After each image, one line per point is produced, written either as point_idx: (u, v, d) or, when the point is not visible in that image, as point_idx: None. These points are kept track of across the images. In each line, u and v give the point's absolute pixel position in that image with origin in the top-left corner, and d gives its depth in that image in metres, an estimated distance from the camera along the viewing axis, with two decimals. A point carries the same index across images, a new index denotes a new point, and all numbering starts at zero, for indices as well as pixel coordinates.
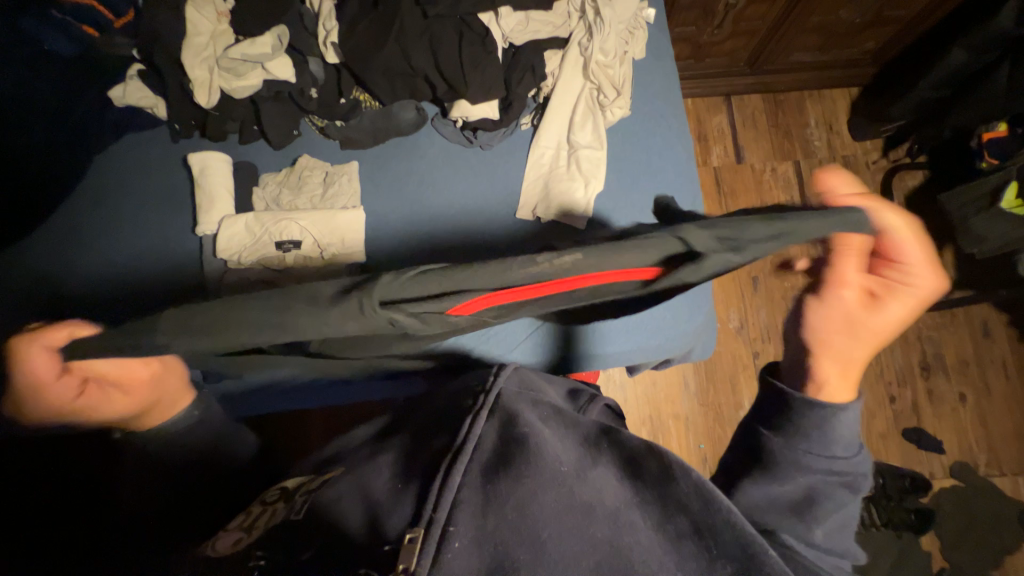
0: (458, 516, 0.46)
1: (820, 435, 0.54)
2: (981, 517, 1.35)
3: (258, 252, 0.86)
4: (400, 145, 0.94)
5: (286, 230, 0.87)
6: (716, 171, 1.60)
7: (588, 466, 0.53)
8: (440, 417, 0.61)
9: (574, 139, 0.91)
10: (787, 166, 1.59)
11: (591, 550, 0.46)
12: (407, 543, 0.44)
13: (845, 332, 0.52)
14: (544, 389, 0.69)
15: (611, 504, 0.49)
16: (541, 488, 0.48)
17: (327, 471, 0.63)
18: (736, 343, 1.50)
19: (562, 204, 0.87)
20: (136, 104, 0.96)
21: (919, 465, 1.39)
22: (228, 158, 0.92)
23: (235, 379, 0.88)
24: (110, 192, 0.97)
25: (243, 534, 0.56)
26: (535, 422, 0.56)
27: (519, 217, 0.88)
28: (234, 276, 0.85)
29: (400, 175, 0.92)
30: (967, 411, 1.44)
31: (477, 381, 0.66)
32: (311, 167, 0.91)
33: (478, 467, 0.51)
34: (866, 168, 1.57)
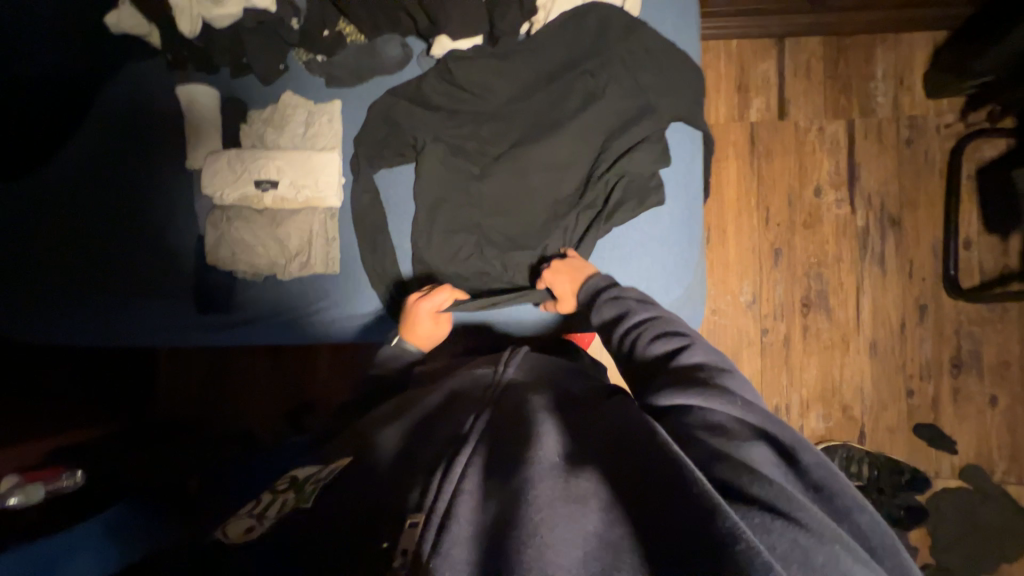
0: (459, 506, 0.48)
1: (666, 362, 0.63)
2: (985, 523, 1.27)
3: (239, 189, 0.87)
4: (381, 87, 0.90)
5: (254, 161, 0.86)
6: (753, 127, 1.43)
7: (588, 457, 0.52)
8: (443, 411, 0.65)
9: (557, 85, 0.85)
10: (837, 126, 1.40)
11: (580, 542, 0.44)
12: (408, 527, 0.48)
13: (567, 271, 0.82)
14: (559, 369, 0.72)
15: (606, 495, 0.48)
16: (538, 478, 0.49)
17: (337, 460, 0.65)
18: (745, 318, 1.41)
19: (542, 160, 0.86)
20: (130, 32, 0.94)
21: (925, 463, 1.32)
22: (216, 93, 0.91)
23: (231, 311, 0.95)
24: (116, 122, 1.01)
25: (256, 521, 0.59)
26: (540, 410, 0.59)
27: (488, 172, 0.87)
28: (219, 212, 0.88)
29: (383, 117, 0.87)
30: (996, 415, 1.31)
31: (489, 368, 0.71)
32: (293, 105, 0.90)
33: (484, 451, 0.54)
34: (934, 133, 1.36)
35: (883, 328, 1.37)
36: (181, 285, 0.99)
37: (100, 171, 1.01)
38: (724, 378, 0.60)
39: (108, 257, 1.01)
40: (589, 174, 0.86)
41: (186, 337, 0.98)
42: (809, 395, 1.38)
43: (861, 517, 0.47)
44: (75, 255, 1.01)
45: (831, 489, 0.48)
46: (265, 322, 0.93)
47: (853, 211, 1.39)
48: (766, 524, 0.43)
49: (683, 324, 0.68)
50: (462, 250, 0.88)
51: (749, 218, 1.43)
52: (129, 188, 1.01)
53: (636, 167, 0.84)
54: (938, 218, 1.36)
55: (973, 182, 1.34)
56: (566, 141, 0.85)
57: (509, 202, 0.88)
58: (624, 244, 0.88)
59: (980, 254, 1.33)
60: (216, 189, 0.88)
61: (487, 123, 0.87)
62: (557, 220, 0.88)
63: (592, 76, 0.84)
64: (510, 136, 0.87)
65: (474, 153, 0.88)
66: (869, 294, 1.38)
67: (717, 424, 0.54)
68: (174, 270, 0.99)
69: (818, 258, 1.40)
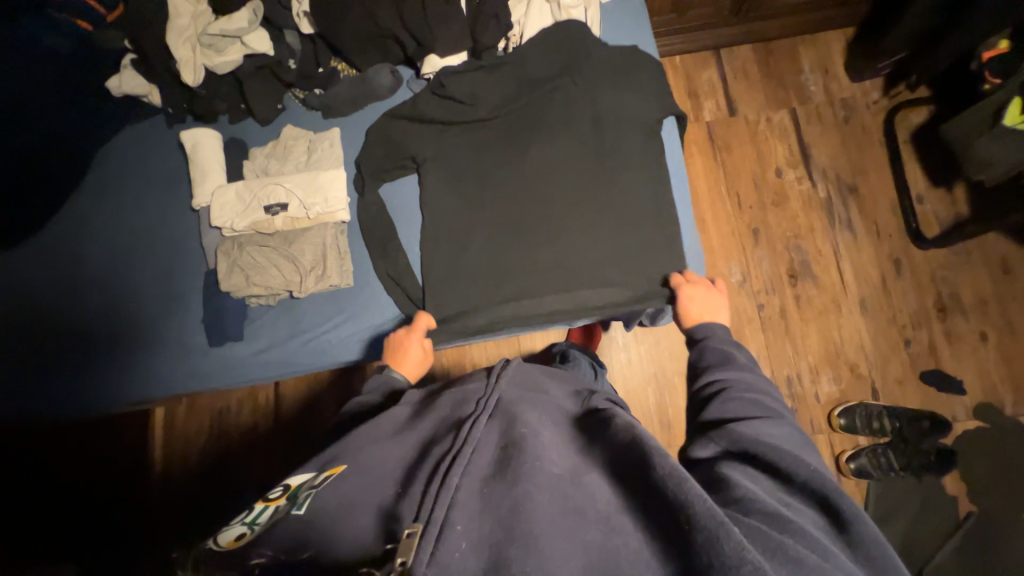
0: (455, 516, 0.51)
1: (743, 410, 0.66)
2: (1011, 458, 1.29)
3: (249, 217, 0.90)
4: (376, 110, 0.98)
5: (260, 188, 0.90)
6: (709, 125, 1.58)
7: (581, 476, 0.58)
8: (434, 427, 0.67)
9: (539, 87, 0.95)
10: (782, 115, 1.56)
11: (581, 554, 0.51)
12: (406, 539, 0.49)
13: (706, 308, 0.85)
14: (543, 383, 0.78)
15: (601, 511, 0.54)
16: (537, 493, 0.53)
17: (330, 465, 0.64)
18: (741, 297, 1.47)
19: (535, 153, 0.93)
20: (131, 92, 1.00)
21: (940, 408, 1.35)
22: (219, 135, 0.97)
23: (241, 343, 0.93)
24: (123, 179, 1.07)
25: (248, 528, 0.59)
26: (532, 424, 0.63)
27: (487, 170, 0.93)
28: (232, 242, 0.91)
29: (383, 136, 0.93)
30: (990, 351, 1.38)
31: (475, 384, 0.73)
32: (295, 137, 0.96)
33: (479, 467, 0.57)
34: (865, 110, 1.54)
35: (867, 286, 1.45)
36: (188, 328, 0.98)
37: (111, 230, 1.05)
38: (794, 447, 0.61)
39: (115, 310, 1.01)
40: (581, 160, 0.93)
41: (196, 381, 0.96)
42: (816, 360, 1.42)
43: (861, 526, 0.51)
44: (83, 313, 1.01)
45: (827, 494, 0.53)
46: (281, 348, 0.92)
47: (813, 185, 1.51)
48: (766, 538, 0.48)
49: (776, 399, 0.69)
50: (468, 244, 0.92)
51: (723, 204, 1.53)
52: (138, 241, 1.04)
53: (618, 149, 0.93)
54: (889, 180, 1.49)
55: (911, 145, 1.49)
56: (554, 134, 0.93)
57: (511, 195, 0.93)
58: (629, 218, 0.92)
59: (933, 206, 1.46)
60: (225, 221, 0.91)
61: (481, 128, 0.95)
62: (560, 206, 0.92)
63: (568, 78, 0.94)
64: (504, 138, 0.94)
65: (473, 156, 0.94)
66: (846, 257, 1.47)
67: (752, 470, 0.58)
68: (181, 314, 0.99)
69: (793, 232, 1.50)
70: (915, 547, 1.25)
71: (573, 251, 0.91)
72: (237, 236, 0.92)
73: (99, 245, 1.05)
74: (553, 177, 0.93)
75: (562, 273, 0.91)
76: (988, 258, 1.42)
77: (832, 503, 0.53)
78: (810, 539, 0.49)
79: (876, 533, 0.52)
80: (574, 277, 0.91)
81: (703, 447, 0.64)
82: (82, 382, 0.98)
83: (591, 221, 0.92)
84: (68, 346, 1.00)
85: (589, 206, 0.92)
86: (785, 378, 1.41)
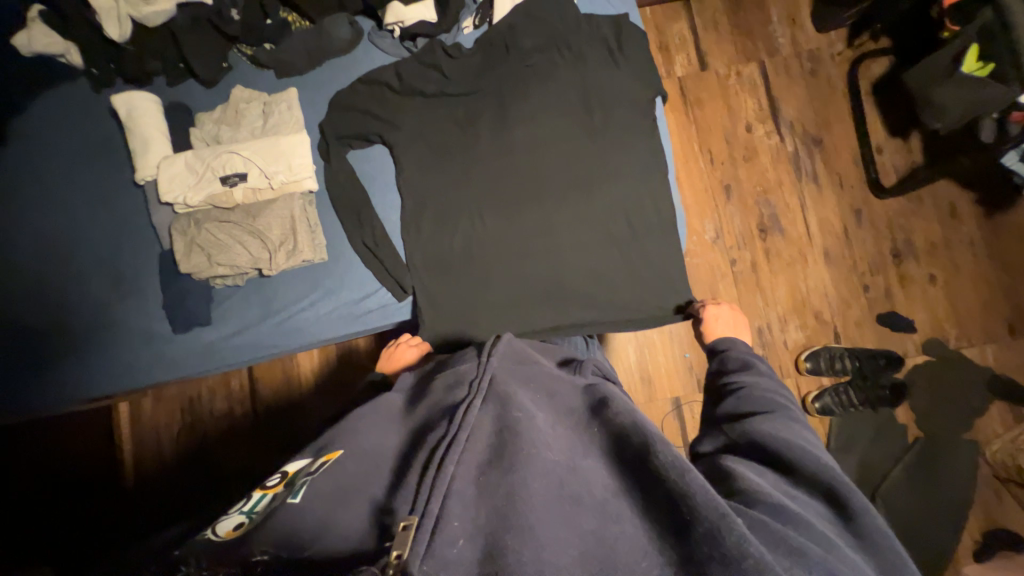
0: (450, 506, 0.52)
1: (760, 406, 0.69)
2: (952, 387, 1.42)
3: (204, 191, 0.82)
4: (338, 68, 0.89)
5: (212, 158, 0.82)
6: (681, 81, 1.55)
7: (579, 462, 0.59)
8: (430, 415, 0.67)
9: (516, 37, 0.84)
10: (752, 68, 1.56)
11: (578, 542, 0.51)
12: (401, 531, 0.48)
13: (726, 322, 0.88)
14: (536, 359, 0.78)
15: (599, 497, 0.55)
16: (534, 480, 0.54)
17: (326, 452, 0.65)
18: (714, 253, 1.51)
19: (519, 114, 0.85)
20: (42, 52, 0.87)
21: (893, 346, 1.46)
22: (157, 100, 0.86)
23: (211, 328, 0.88)
24: (47, 155, 0.94)
25: (245, 519, 0.60)
26: (526, 406, 0.63)
27: (463, 130, 0.86)
28: (186, 219, 0.83)
29: (347, 95, 0.86)
30: (938, 290, 1.48)
31: (465, 366, 0.74)
32: (247, 99, 0.87)
33: (473, 454, 0.58)
34: (830, 61, 1.55)
35: (830, 236, 1.51)
36: (149, 315, 0.91)
37: (42, 213, 0.94)
38: (803, 440, 0.64)
39: (60, 302, 0.92)
40: (567, 118, 0.85)
41: (163, 371, 0.90)
42: (784, 310, 1.49)
43: (864, 515, 0.56)
44: (20, 307, 0.91)
45: (835, 489, 0.57)
46: (257, 332, 0.87)
47: (781, 139, 1.54)
48: (764, 521, 0.51)
49: (791, 399, 0.72)
50: (450, 218, 0.86)
51: (696, 162, 1.53)
52: (77, 224, 0.93)
53: (610, 105, 0.85)
54: (852, 132, 1.53)
55: (872, 96, 1.53)
56: (539, 91, 0.85)
57: (494, 159, 0.86)
58: (622, 181, 0.85)
59: (891, 155, 1.52)
60: (177, 195, 0.83)
61: (455, 86, 0.86)
62: (548, 175, 0.86)
63: (546, 21, 0.85)
64: (481, 95, 0.86)
65: (446, 117, 0.87)
66: (812, 209, 1.52)
67: (761, 468, 0.62)
68: (139, 300, 0.91)
69: (762, 187, 1.53)
70: (871, 471, 1.38)
71: (569, 233, 0.86)
72: (192, 212, 0.85)
73: (29, 231, 0.93)
74: (537, 142, 0.85)
75: (552, 241, 0.86)
76: (939, 204, 1.50)
77: (840, 496, 0.57)
78: (804, 525, 0.53)
79: (877, 522, 0.56)
80: (563, 245, 0.86)
81: (717, 441, 0.69)
82: (31, 385, 0.90)
83: (581, 188, 0.86)
84: (8, 345, 0.90)
85: (579, 171, 0.86)
86: (757, 329, 1.48)
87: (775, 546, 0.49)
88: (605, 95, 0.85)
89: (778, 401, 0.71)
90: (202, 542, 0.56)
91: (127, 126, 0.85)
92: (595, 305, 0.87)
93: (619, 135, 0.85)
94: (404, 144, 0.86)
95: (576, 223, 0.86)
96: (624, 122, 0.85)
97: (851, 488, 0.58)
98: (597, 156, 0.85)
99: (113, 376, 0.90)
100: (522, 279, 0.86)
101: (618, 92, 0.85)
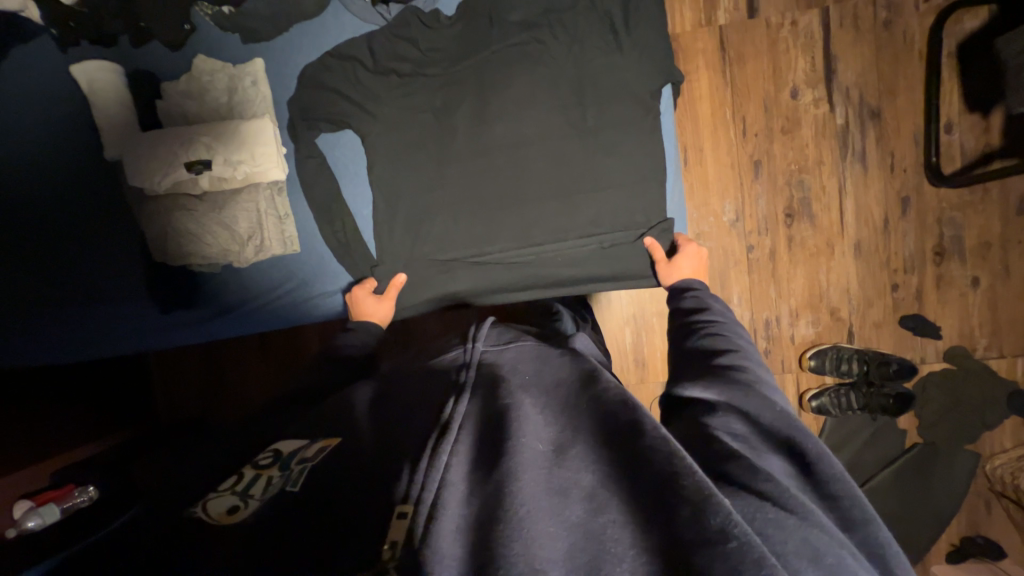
0: (446, 496, 0.47)
1: (717, 345, 0.69)
2: (968, 399, 1.34)
3: (172, 173, 0.95)
4: (328, 40, 0.99)
5: (199, 153, 0.94)
6: (722, 31, 1.32)
7: (567, 445, 0.52)
8: (421, 400, 0.65)
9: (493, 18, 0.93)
10: (811, 17, 1.30)
11: (567, 535, 0.43)
12: (396, 519, 0.46)
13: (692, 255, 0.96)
14: (533, 349, 0.74)
15: (588, 484, 0.47)
16: (522, 470, 0.48)
17: (323, 438, 0.64)
18: (730, 237, 1.38)
19: (487, 97, 0.94)
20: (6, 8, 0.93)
21: (910, 351, 1.37)
22: (119, 68, 0.97)
23: (215, 302, 1.05)
24: None
25: (241, 501, 0.56)
26: (517, 393, 0.60)
27: (433, 112, 0.95)
28: (157, 194, 0.97)
29: (323, 74, 0.93)
30: (978, 295, 1.34)
31: (457, 356, 0.75)
32: (211, 71, 0.98)
33: (466, 440, 0.54)
34: (913, 10, 1.28)
35: (867, 226, 1.35)
36: (152, 287, 1.04)
37: (51, 183, 1.02)
38: (757, 383, 0.61)
39: (73, 271, 1.04)
40: (533, 103, 0.94)
41: (169, 339, 1.06)
42: (798, 304, 1.39)
43: (823, 464, 0.50)
44: (42, 271, 1.04)
45: (803, 451, 0.51)
46: (258, 305, 1.04)
47: (831, 109, 1.33)
48: (769, 518, 0.43)
49: (744, 338, 0.72)
50: (423, 192, 0.97)
51: (725, 131, 1.35)
52: (84, 195, 1.02)
53: (568, 89, 0.94)
54: (919, 104, 1.30)
55: (955, 59, 1.28)
56: (504, 77, 0.94)
57: (465, 140, 0.95)
58: (583, 161, 0.95)
59: (961, 136, 1.30)
60: (145, 177, 0.96)
61: (428, 67, 0.94)
62: (521, 176, 0.96)
63: (510, 5, 0.92)
64: (455, 77, 0.95)
65: (424, 105, 0.95)
66: (851, 194, 1.35)
67: (736, 428, 0.54)
68: (144, 273, 1.04)
69: (797, 163, 1.35)
70: (857, 471, 1.37)
71: (534, 221, 0.97)
72: (161, 192, 0.98)
73: (46, 201, 1.02)
74: (509, 123, 0.95)
75: (518, 211, 0.96)
76: (1006, 197, 1.31)
77: (796, 444, 0.52)
78: (781, 486, 0.45)
79: (868, 511, 0.48)
80: (526, 219, 0.97)
81: (683, 388, 0.62)
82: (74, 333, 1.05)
83: (546, 192, 0.96)
84: (38, 308, 1.05)
85: (540, 148, 0.95)
86: (764, 321, 1.40)
87: (776, 544, 0.41)
88: (562, 81, 0.94)
89: (730, 337, 0.71)
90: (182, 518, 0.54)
91: (90, 96, 0.96)
92: (553, 273, 1.00)
93: (577, 122, 0.95)
94: (381, 125, 0.95)
95: (537, 199, 0.96)
96: (584, 109, 0.94)
97: (831, 464, 0.51)
98: (555, 139, 0.95)
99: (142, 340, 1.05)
100: (489, 245, 0.98)
101: (572, 73, 0.94)
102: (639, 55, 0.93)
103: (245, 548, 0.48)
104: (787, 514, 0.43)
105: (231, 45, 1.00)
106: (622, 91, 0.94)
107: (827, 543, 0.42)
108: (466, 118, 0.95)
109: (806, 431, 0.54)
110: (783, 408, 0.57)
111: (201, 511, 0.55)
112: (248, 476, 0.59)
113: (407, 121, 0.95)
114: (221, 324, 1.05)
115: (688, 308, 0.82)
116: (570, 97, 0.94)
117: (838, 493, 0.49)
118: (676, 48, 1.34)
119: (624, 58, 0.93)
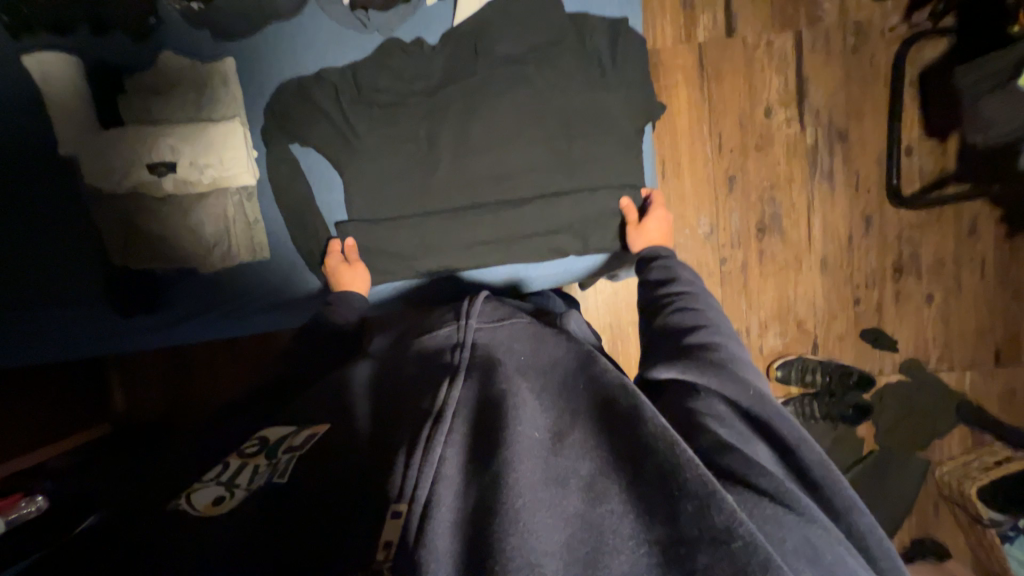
0: (440, 491, 0.47)
1: (691, 317, 0.69)
2: (919, 407, 1.41)
3: (133, 175, 0.92)
4: (306, 41, 0.98)
5: (162, 154, 0.92)
6: (701, 47, 1.35)
7: (565, 431, 0.52)
8: (412, 381, 0.62)
9: (476, 31, 0.93)
10: (786, 38, 1.35)
11: (564, 525, 0.44)
12: (391, 519, 0.45)
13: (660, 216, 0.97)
14: (529, 322, 0.71)
15: (587, 473, 0.47)
16: (518, 459, 0.47)
17: (313, 425, 0.62)
18: (704, 249, 1.41)
19: (467, 107, 0.94)
20: None
21: (870, 362, 1.43)
22: (76, 61, 0.91)
23: (180, 307, 1.01)
24: None
25: (227, 493, 0.55)
26: (512, 377, 0.58)
27: (411, 119, 0.94)
28: (118, 197, 0.93)
29: (303, 81, 0.93)
30: (931, 311, 1.42)
31: (444, 329, 0.71)
32: (179, 68, 0.94)
33: (461, 429, 0.53)
34: (879, 37, 1.34)
35: (832, 242, 1.41)
36: (112, 289, 0.99)
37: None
38: (733, 361, 0.61)
39: (21, 272, 0.99)
40: (514, 114, 0.95)
41: (132, 345, 1.02)
42: (766, 315, 1.43)
43: (805, 450, 0.53)
44: None
45: (788, 442, 0.54)
46: (229, 312, 1.02)
47: (802, 129, 1.37)
48: (766, 515, 0.44)
49: (713, 307, 0.73)
50: (400, 199, 0.95)
51: (701, 146, 1.38)
52: (36, 190, 0.97)
53: (548, 101, 0.94)
54: (883, 128, 1.37)
55: (916, 86, 1.34)
56: (483, 89, 0.94)
57: (444, 148, 0.95)
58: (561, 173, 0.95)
59: (920, 158, 1.37)
60: (104, 176, 0.92)
61: (409, 74, 0.94)
62: (501, 185, 0.96)
63: (492, 16, 0.93)
64: (436, 87, 0.94)
65: (403, 113, 0.94)
66: (819, 211, 1.40)
67: (718, 413, 0.55)
68: (99, 275, 0.99)
69: (769, 179, 1.40)
70: None
71: (515, 226, 0.95)
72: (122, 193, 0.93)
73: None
74: (491, 132, 0.94)
75: (499, 217, 0.95)
76: (959, 219, 1.39)
77: (775, 431, 0.55)
78: (778, 483, 0.47)
79: (851, 493, 0.51)
80: (505, 226, 0.95)
81: (659, 368, 0.62)
82: (20, 339, 0.99)
83: (531, 200, 0.96)
84: None
85: (519, 160, 0.95)
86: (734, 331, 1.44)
87: (778, 542, 0.42)
88: (540, 93, 0.94)
89: (701, 310, 0.71)
90: (175, 512, 0.53)
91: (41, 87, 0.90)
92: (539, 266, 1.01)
93: (557, 134, 0.95)
94: (358, 131, 0.93)
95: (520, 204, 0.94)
96: (563, 122, 0.95)
97: (815, 452, 0.54)
98: (535, 149, 0.95)
99: (101, 343, 1.01)
100: (466, 251, 0.96)
101: (550, 86, 0.94)
102: (619, 72, 0.94)
103: (235, 540, 0.48)
104: (785, 511, 0.45)
105: (201, 41, 0.96)
106: (602, 106, 0.94)
107: (827, 542, 0.44)
108: (442, 123, 0.94)
109: (789, 420, 0.56)
110: (761, 390, 0.59)
111: (197, 502, 0.54)
112: (237, 466, 0.59)
113: (383, 126, 0.94)
114: (185, 326, 1.02)
115: (655, 280, 0.82)
116: (550, 110, 0.94)
117: (822, 482, 0.52)
118: (657, 62, 1.36)
119: (605, 75, 0.94)
